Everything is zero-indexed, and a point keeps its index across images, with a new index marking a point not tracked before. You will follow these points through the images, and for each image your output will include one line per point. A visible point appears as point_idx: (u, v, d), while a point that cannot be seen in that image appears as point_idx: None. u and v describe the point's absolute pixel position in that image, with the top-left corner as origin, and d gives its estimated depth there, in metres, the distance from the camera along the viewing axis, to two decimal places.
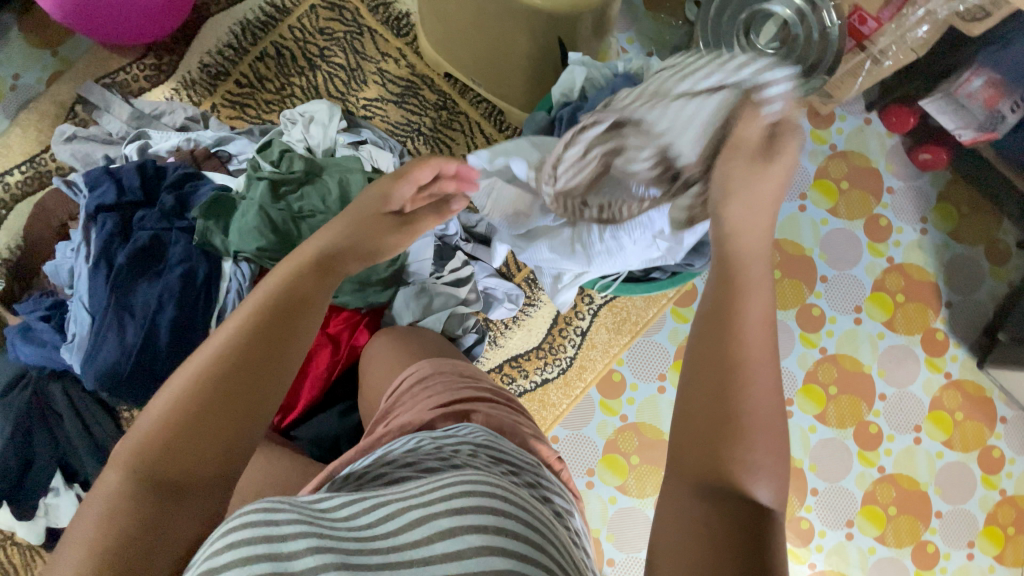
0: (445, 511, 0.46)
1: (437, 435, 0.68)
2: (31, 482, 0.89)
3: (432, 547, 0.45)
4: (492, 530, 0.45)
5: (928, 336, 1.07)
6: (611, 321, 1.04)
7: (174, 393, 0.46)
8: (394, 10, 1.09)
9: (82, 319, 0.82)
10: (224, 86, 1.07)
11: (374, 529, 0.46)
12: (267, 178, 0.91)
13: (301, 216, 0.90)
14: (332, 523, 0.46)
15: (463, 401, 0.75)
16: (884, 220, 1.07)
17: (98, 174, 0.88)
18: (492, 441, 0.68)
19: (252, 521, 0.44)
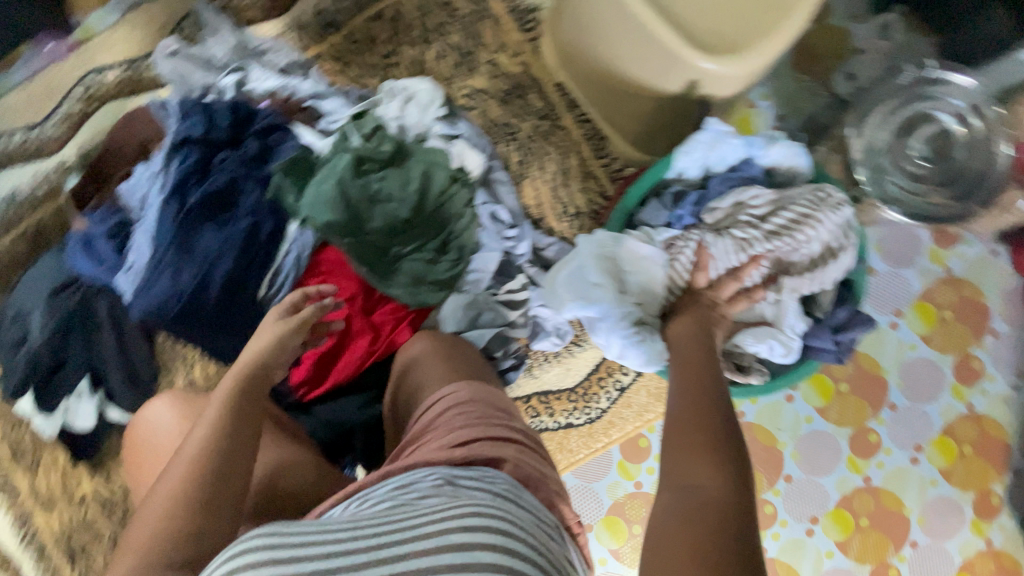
0: (453, 527, 0.53)
1: (460, 477, 0.64)
2: (58, 383, 0.91)
3: (439, 556, 0.51)
4: (495, 547, 0.52)
5: (983, 497, 0.98)
6: (654, 386, 0.99)
7: (170, 496, 0.56)
8: (524, 1, 1.02)
9: (143, 249, 0.81)
10: (333, 37, 1.03)
11: (378, 539, 0.53)
12: (353, 152, 0.88)
13: (377, 199, 0.88)
14: (335, 539, 0.53)
15: (489, 440, 0.72)
16: (977, 363, 0.98)
17: (192, 105, 0.87)
18: (514, 493, 0.64)
19: (257, 546, 0.52)
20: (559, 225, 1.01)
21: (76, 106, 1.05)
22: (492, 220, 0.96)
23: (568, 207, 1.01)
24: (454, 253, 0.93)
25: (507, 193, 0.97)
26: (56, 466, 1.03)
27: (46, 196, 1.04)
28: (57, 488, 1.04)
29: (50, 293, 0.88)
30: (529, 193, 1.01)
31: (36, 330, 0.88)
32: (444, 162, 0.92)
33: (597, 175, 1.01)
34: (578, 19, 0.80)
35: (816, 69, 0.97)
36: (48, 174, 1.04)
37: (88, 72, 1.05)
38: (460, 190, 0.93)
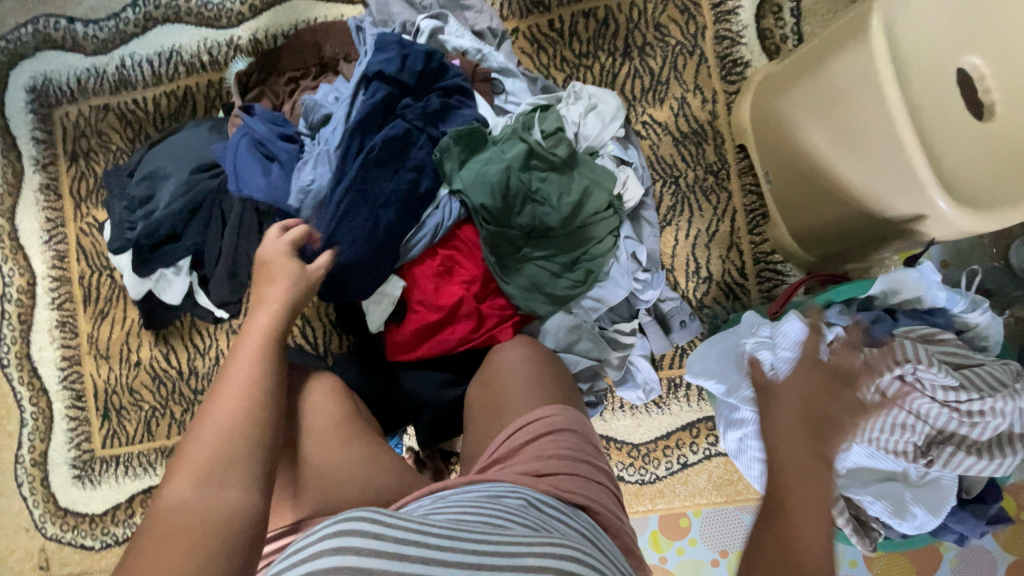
0: (551, 568, 0.43)
1: (546, 506, 0.61)
2: (164, 253, 0.91)
3: None
4: None
5: None
6: (717, 474, 0.96)
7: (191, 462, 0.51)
8: (737, 53, 0.98)
9: (324, 173, 0.81)
10: (537, 18, 1.00)
11: (480, 558, 0.44)
12: (528, 145, 0.86)
13: (533, 197, 0.85)
14: (437, 543, 0.44)
15: (576, 477, 0.68)
16: None
17: (391, 40, 0.84)
18: (595, 534, 0.60)
19: (358, 528, 0.44)
20: (684, 282, 0.98)
21: None
22: (629, 258, 0.93)
23: (700, 269, 0.98)
24: (581, 277, 0.90)
25: (649, 235, 0.95)
26: (122, 323, 1.04)
27: (205, 66, 1.03)
28: (115, 344, 1.04)
29: (191, 167, 0.88)
30: (668, 241, 0.99)
31: (164, 197, 0.88)
32: (607, 184, 0.89)
33: (742, 249, 0.98)
34: (814, 100, 0.76)
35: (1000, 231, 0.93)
36: (214, 44, 1.03)
37: None
38: (609, 217, 0.90)
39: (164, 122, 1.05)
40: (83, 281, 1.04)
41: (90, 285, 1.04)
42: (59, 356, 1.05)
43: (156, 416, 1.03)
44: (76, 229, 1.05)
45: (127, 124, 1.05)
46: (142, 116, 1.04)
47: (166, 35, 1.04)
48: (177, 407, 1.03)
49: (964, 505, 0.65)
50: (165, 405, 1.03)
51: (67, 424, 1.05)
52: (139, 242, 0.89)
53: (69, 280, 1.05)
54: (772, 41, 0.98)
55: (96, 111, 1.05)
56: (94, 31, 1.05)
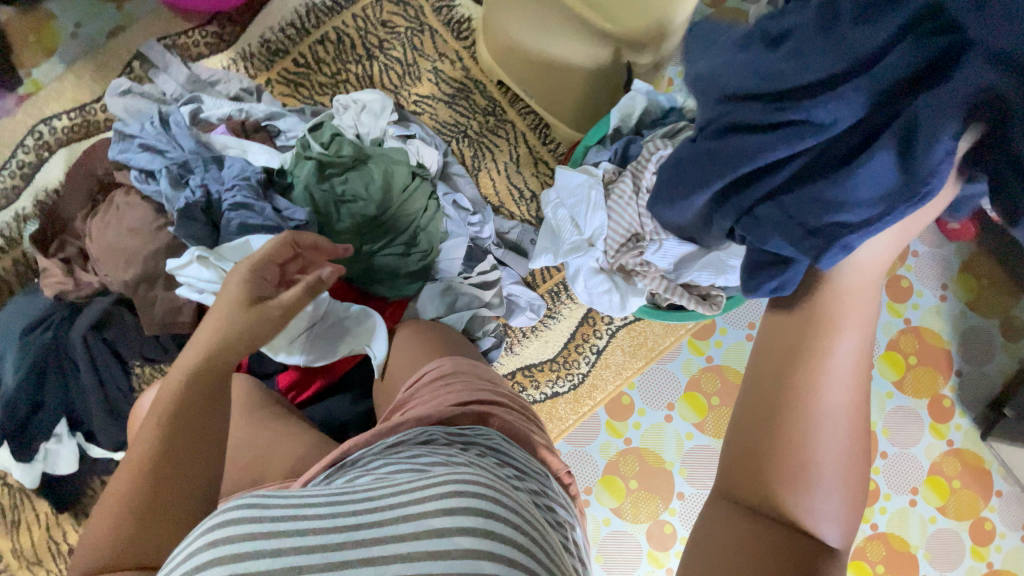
0: (435, 511, 0.48)
1: (450, 437, 0.67)
2: (37, 425, 0.89)
3: (418, 544, 0.46)
4: (481, 533, 0.47)
5: (934, 402, 1.09)
6: (628, 344, 1.05)
7: (118, 496, 0.50)
8: (457, 14, 1.12)
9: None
10: (282, 64, 1.09)
11: (361, 518, 0.48)
12: (316, 159, 0.93)
13: (343, 199, 0.92)
14: (319, 514, 0.49)
15: (476, 402, 0.74)
16: (905, 282, 1.11)
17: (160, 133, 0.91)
18: (503, 448, 0.68)
19: (238, 516, 0.47)
20: (518, 209, 1.09)
21: (28, 155, 1.06)
22: (456, 209, 1.02)
23: (523, 191, 1.09)
24: (423, 246, 0.97)
25: (464, 183, 1.05)
26: (38, 521, 0.99)
27: (3, 247, 1.04)
28: (41, 545, 0.99)
29: (21, 334, 0.88)
30: (486, 184, 1.09)
31: (8, 374, 0.87)
32: (401, 162, 0.97)
33: (546, 159, 1.10)
34: (512, 11, 0.90)
35: None
36: (3, 225, 1.04)
37: (39, 121, 1.07)
38: (419, 188, 0.97)
39: None
40: None
41: None
42: None
43: None
44: None
45: None
46: None
47: None
48: None
49: None
50: None
51: None
52: (5, 428, 0.87)
53: None
54: None
55: None
56: None
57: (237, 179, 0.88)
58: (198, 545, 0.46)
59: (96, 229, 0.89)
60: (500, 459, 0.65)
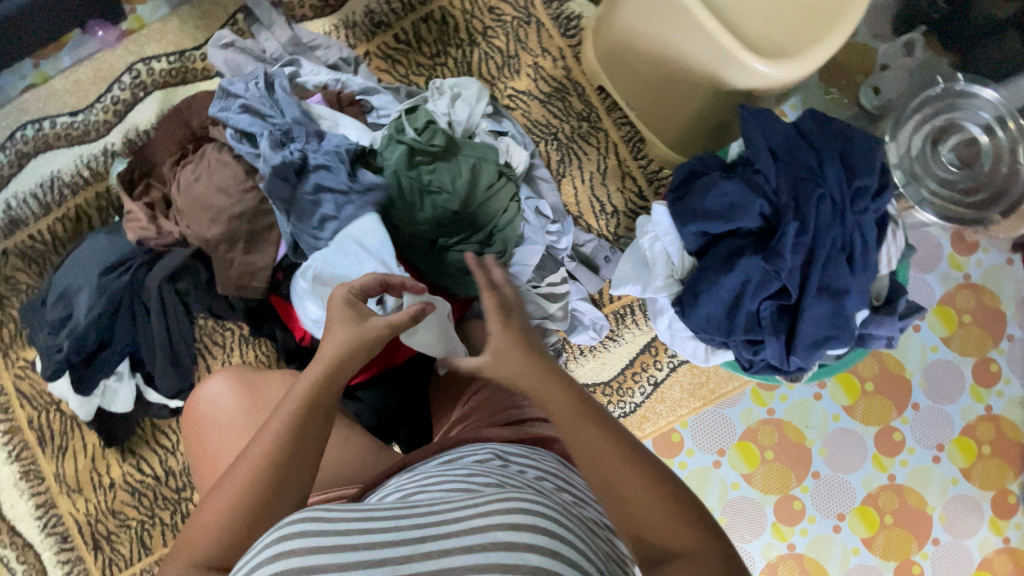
0: (502, 524, 0.46)
1: (510, 454, 0.65)
2: (99, 362, 0.91)
3: (486, 555, 0.44)
4: (549, 552, 0.45)
5: (999, 496, 1.02)
6: (688, 381, 1.01)
7: (235, 486, 0.51)
8: (567, 10, 1.07)
9: None
10: (382, 37, 1.07)
11: (422, 530, 0.47)
12: (407, 144, 0.90)
13: (428, 190, 0.90)
14: (381, 525, 0.47)
15: (537, 422, 0.71)
16: (994, 366, 1.02)
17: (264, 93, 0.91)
18: (564, 471, 0.65)
19: (302, 527, 0.46)
20: (596, 222, 1.05)
21: (123, 92, 1.07)
22: (537, 215, 0.97)
23: (605, 205, 1.05)
24: (498, 248, 0.94)
25: (548, 189, 1.01)
26: (85, 450, 1.03)
27: (89, 180, 1.05)
28: (85, 474, 1.03)
29: (98, 272, 0.89)
30: (568, 191, 1.05)
31: (80, 310, 0.88)
32: (491, 158, 0.94)
33: (634, 176, 1.05)
34: (635, 17, 0.85)
35: (843, 84, 1.03)
36: (92, 158, 1.06)
37: (138, 60, 1.07)
38: (503, 188, 0.94)
39: (66, 246, 1.06)
40: (33, 424, 1.03)
41: (42, 425, 1.03)
42: (33, 506, 1.02)
43: (147, 528, 1.02)
44: (11, 377, 1.03)
45: (32, 260, 1.05)
46: (41, 247, 1.05)
47: (43, 165, 1.06)
48: (168, 510, 1.02)
49: (877, 312, 0.69)
50: (153, 514, 1.02)
51: (61, 570, 1.02)
52: (70, 360, 0.89)
53: (18, 428, 1.03)
54: None
55: None
56: None
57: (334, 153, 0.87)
58: (262, 559, 0.45)
59: (184, 180, 0.89)
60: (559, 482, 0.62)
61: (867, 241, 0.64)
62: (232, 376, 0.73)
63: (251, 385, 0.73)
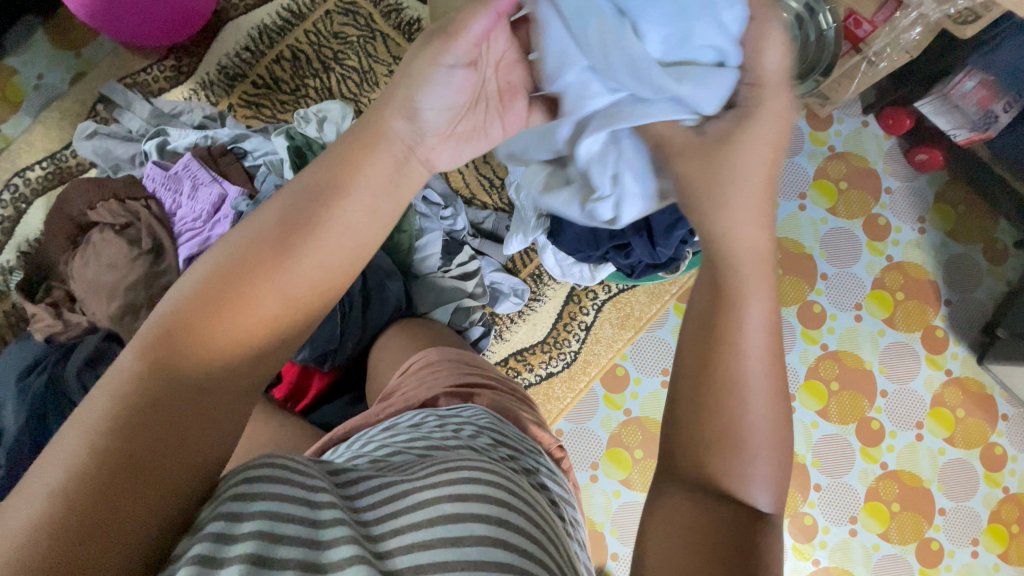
0: (448, 495, 0.45)
1: (448, 414, 0.68)
2: None
3: (433, 530, 0.43)
4: (494, 520, 0.44)
5: (928, 334, 1.08)
6: (615, 316, 1.06)
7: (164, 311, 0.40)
8: (406, 16, 1.13)
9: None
10: (241, 87, 1.11)
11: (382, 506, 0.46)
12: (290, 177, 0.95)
13: None
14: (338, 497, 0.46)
15: (464, 386, 0.75)
16: (883, 220, 1.09)
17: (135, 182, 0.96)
18: (499, 424, 0.70)
19: (277, 477, 0.39)
20: (490, 198, 1.10)
21: (6, 208, 1.08)
22: (427, 204, 1.02)
23: (493, 180, 1.10)
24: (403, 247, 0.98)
25: (433, 179, 1.06)
26: None
27: None
28: None
29: (17, 380, 0.89)
30: (455, 178, 1.10)
31: (8, 422, 0.88)
32: None
33: None
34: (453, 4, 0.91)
35: None
36: None
37: (14, 174, 1.09)
38: None
39: None
40: None
41: None
42: None
43: None
44: None
45: None
46: None
47: None
48: None
49: None
50: None
51: None
52: None
53: None
54: None
55: None
56: None
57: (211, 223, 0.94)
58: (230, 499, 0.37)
59: (76, 269, 0.91)
60: (493, 437, 0.65)
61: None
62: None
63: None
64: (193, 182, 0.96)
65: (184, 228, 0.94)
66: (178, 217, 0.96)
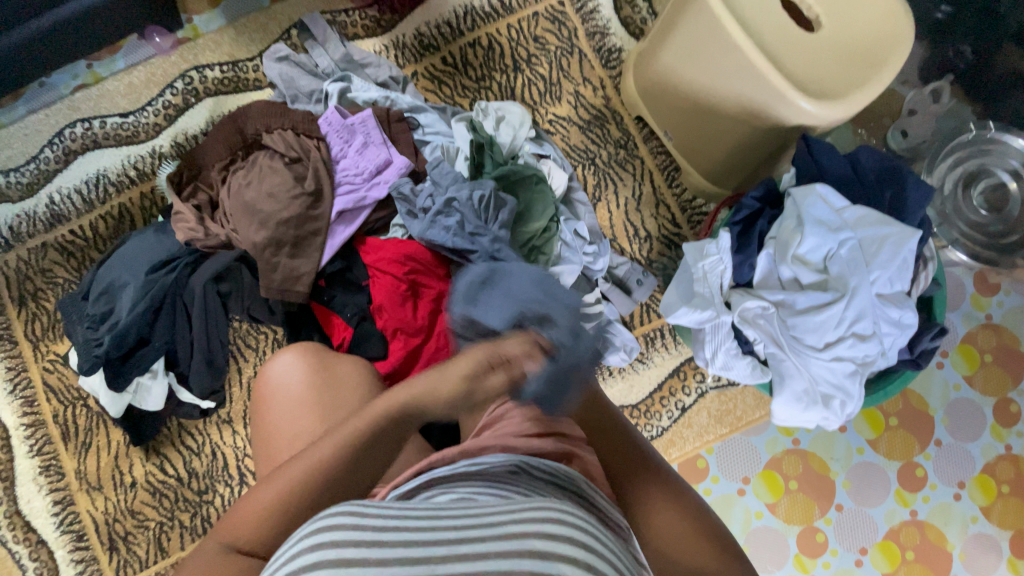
0: (535, 532, 0.46)
1: (534, 466, 0.64)
2: (137, 359, 0.92)
3: (521, 562, 0.44)
4: (582, 564, 0.45)
5: (1019, 537, 1.01)
6: (715, 408, 1.03)
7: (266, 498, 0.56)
8: (608, 43, 1.12)
9: None
10: (431, 59, 1.11)
11: (459, 532, 0.47)
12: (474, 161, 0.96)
13: None
14: (417, 525, 0.47)
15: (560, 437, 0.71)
16: (1015, 406, 1.03)
17: (313, 120, 0.97)
18: (586, 488, 0.63)
19: (342, 523, 0.46)
20: (630, 246, 1.07)
21: (175, 97, 1.10)
22: (574, 236, 1.00)
23: (639, 230, 1.07)
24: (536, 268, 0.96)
25: (586, 212, 1.03)
26: (108, 448, 1.03)
27: (134, 180, 1.08)
28: (106, 472, 1.03)
29: (146, 269, 0.91)
30: (603, 215, 1.08)
31: (124, 306, 0.90)
32: (532, 176, 0.96)
33: (668, 204, 1.08)
34: (677, 57, 0.89)
35: (872, 126, 1.08)
36: (139, 158, 1.08)
37: (191, 67, 1.11)
38: (542, 202, 0.95)
39: (106, 242, 1.08)
40: (59, 419, 1.03)
41: (67, 420, 1.03)
42: (50, 502, 1.02)
43: (165, 531, 1.01)
44: (39, 369, 1.04)
45: (70, 254, 1.07)
46: (82, 243, 1.06)
47: (89, 162, 1.08)
48: (186, 513, 1.02)
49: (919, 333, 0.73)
50: (172, 517, 1.02)
51: (73, 570, 1.00)
52: (108, 355, 0.90)
53: (42, 422, 1.03)
54: (635, 26, 1.12)
55: (36, 251, 1.07)
56: (17, 178, 1.08)
57: (374, 183, 0.94)
58: (301, 547, 0.45)
59: (235, 185, 0.92)
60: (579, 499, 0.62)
61: (886, 279, 0.70)
62: (301, 352, 0.75)
63: (322, 364, 0.75)
64: (365, 139, 0.96)
65: (343, 179, 0.94)
66: (340, 166, 0.96)
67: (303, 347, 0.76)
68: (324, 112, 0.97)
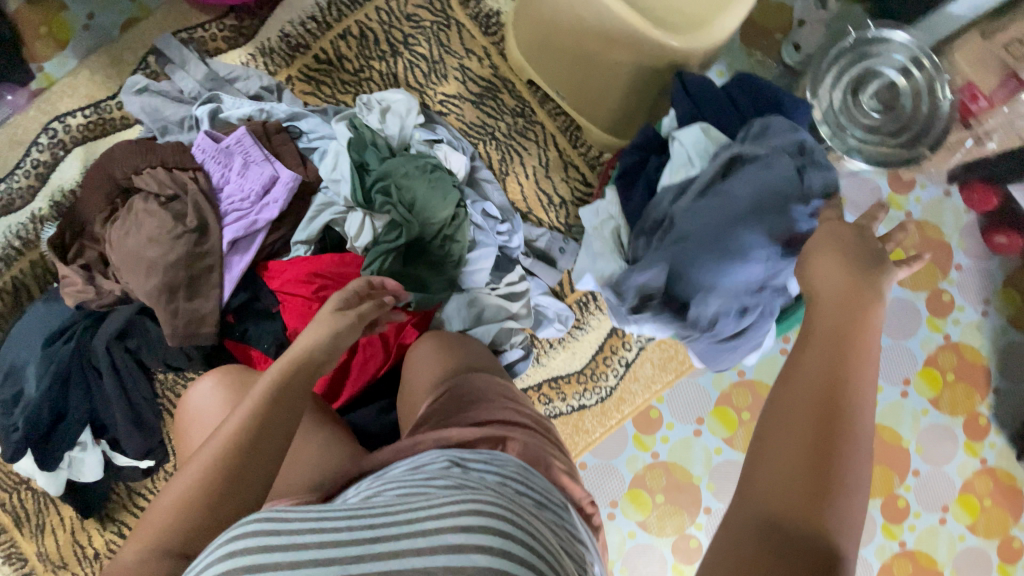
0: (452, 527, 0.43)
1: (469, 459, 0.63)
2: (61, 434, 0.89)
3: (433, 559, 0.42)
4: (498, 553, 0.42)
5: (971, 420, 1.05)
6: (657, 357, 1.03)
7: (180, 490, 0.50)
8: (485, 7, 1.06)
9: None
10: (302, 60, 1.05)
11: (376, 531, 0.45)
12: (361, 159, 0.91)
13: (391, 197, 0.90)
14: (335, 527, 0.45)
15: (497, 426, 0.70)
16: (947, 296, 1.05)
17: (185, 152, 0.91)
18: (526, 475, 0.63)
19: (255, 530, 0.44)
20: (546, 215, 1.05)
21: (42, 154, 1.03)
22: (485, 217, 0.98)
23: (552, 197, 1.05)
24: (452, 257, 0.94)
25: (493, 190, 1.01)
26: (64, 525, 1.01)
27: (21, 250, 1.02)
28: (68, 549, 1.00)
29: (43, 344, 0.87)
30: (514, 189, 1.05)
31: (31, 384, 0.86)
32: (425, 164, 0.92)
33: (577, 164, 1.05)
34: (545, 8, 0.84)
35: (765, 44, 1.05)
36: (20, 226, 1.02)
37: (52, 118, 1.04)
38: (442, 187, 0.91)
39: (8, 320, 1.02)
40: (6, 508, 1.00)
41: (14, 507, 1.00)
42: None
43: None
44: None
45: None
46: None
47: None
48: None
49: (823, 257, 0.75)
50: None
51: None
52: (29, 437, 0.87)
53: None
54: None
55: None
56: None
57: (263, 202, 0.90)
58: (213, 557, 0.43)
59: (115, 236, 0.87)
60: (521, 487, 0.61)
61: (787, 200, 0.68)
62: (219, 376, 0.72)
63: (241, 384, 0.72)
64: (245, 159, 0.91)
65: (230, 207, 0.90)
66: (225, 193, 0.91)
67: (223, 372, 0.73)
68: (195, 140, 0.92)
